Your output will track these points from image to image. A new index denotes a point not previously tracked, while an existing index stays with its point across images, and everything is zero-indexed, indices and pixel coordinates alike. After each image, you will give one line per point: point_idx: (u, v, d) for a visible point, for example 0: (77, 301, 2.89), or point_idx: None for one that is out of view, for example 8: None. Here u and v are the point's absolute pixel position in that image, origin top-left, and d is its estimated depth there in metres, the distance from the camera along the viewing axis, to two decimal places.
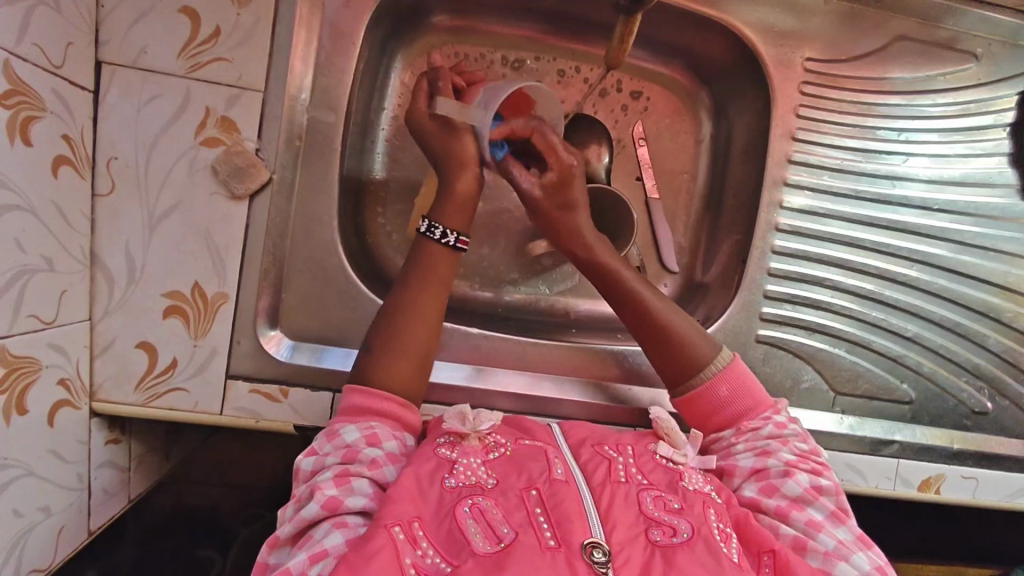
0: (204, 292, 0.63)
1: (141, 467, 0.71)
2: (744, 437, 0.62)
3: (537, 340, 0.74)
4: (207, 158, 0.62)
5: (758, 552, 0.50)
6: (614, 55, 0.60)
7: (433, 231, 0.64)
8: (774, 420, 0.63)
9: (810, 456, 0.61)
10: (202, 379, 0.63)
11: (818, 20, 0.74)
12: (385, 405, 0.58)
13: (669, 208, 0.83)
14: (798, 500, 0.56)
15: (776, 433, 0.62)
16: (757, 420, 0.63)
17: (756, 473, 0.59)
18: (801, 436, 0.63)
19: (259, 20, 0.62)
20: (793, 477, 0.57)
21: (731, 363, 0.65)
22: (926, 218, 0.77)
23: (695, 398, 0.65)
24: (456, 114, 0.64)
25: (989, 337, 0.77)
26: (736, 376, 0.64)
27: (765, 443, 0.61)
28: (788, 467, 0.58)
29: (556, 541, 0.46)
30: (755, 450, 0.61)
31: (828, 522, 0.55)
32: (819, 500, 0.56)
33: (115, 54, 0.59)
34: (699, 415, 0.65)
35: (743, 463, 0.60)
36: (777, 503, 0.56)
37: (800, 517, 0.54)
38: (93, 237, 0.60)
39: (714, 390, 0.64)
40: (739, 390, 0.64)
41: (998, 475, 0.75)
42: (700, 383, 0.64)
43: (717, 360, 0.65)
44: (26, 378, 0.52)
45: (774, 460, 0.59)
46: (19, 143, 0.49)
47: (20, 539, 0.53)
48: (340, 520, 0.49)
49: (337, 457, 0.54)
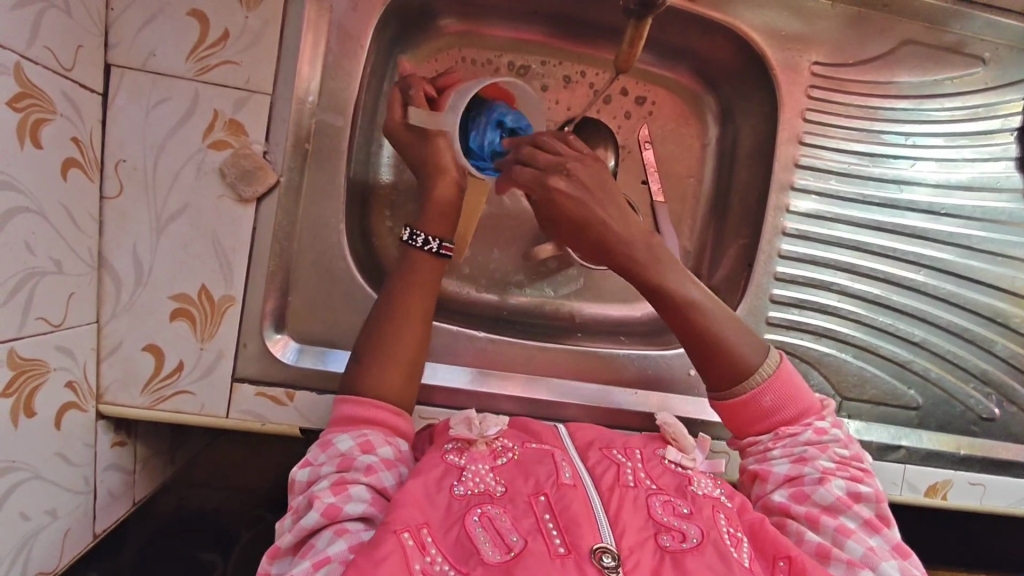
0: (210, 295, 0.63)
1: (146, 470, 0.71)
2: (784, 442, 0.61)
3: (543, 344, 0.74)
4: (214, 160, 0.62)
5: (772, 558, 0.50)
6: (624, 60, 0.59)
7: (415, 238, 0.65)
8: (815, 426, 0.62)
9: (849, 463, 0.60)
10: (208, 382, 0.63)
11: (825, 24, 0.74)
12: (379, 414, 0.58)
13: (675, 211, 0.83)
14: (831, 508, 0.56)
15: (815, 440, 0.61)
16: (794, 428, 0.61)
17: (790, 480, 0.59)
18: (841, 443, 0.61)
19: (267, 23, 0.62)
20: (826, 485, 0.57)
21: (777, 370, 0.62)
22: (933, 222, 0.77)
23: (737, 406, 0.62)
24: (427, 122, 0.64)
25: (996, 342, 0.77)
26: (782, 385, 0.62)
27: (803, 449, 0.60)
28: (824, 475, 0.58)
29: (565, 547, 0.46)
30: (791, 456, 0.60)
31: (861, 531, 0.54)
32: (852, 508, 0.55)
33: (124, 56, 0.59)
34: (740, 421, 0.63)
35: (778, 468, 0.60)
36: (808, 509, 0.56)
37: (829, 524, 0.54)
38: (101, 240, 0.60)
39: (757, 398, 0.61)
40: (784, 398, 0.62)
41: (1005, 481, 0.75)
42: (746, 392, 0.62)
43: (763, 368, 0.62)
44: (34, 381, 0.52)
45: (810, 467, 0.59)
46: (29, 145, 0.49)
47: (27, 542, 0.53)
48: (340, 527, 0.49)
49: (332, 466, 0.54)
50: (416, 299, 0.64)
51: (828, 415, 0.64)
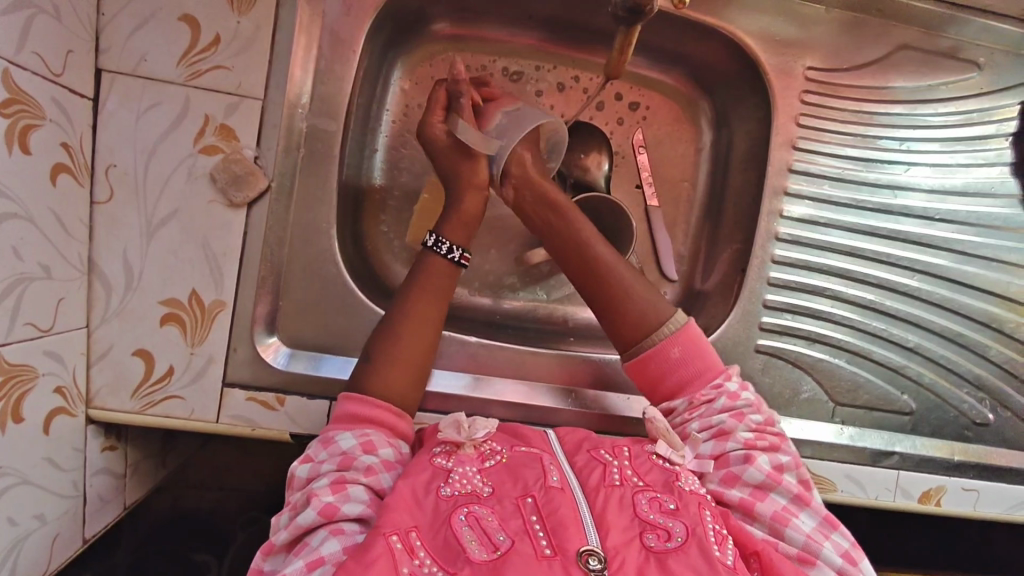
0: (201, 300, 0.63)
1: (137, 473, 0.71)
2: (699, 412, 0.62)
3: (535, 348, 0.74)
4: (205, 165, 0.62)
5: (744, 554, 0.51)
6: (614, 66, 0.59)
7: (438, 245, 0.66)
8: (727, 391, 0.63)
9: (764, 429, 0.60)
10: (198, 387, 0.63)
11: (820, 29, 0.74)
12: (374, 412, 0.58)
13: (669, 215, 0.83)
14: (761, 488, 0.56)
15: (730, 406, 0.62)
16: (708, 392, 0.63)
17: (716, 459, 0.59)
18: (754, 408, 0.62)
19: (259, 28, 0.62)
20: (754, 463, 0.56)
21: (684, 326, 0.65)
22: (927, 227, 0.76)
23: (647, 359, 0.65)
24: (475, 142, 0.67)
25: (990, 347, 0.77)
26: (688, 338, 0.65)
27: (720, 420, 0.60)
28: (747, 451, 0.58)
29: (551, 549, 0.46)
30: (711, 430, 0.60)
31: (792, 507, 0.55)
32: (782, 484, 0.56)
33: (115, 61, 0.59)
34: (650, 377, 0.65)
35: (703, 449, 0.60)
36: (741, 494, 0.56)
37: (766, 511, 0.54)
38: (91, 244, 0.60)
39: (664, 351, 0.64)
40: (691, 354, 0.65)
41: (999, 487, 0.75)
42: (653, 344, 0.65)
43: (670, 322, 0.65)
44: (22, 386, 0.52)
45: (733, 443, 0.58)
46: (17, 151, 0.49)
47: (15, 547, 0.53)
48: (337, 527, 0.49)
49: (331, 464, 0.54)
50: (415, 302, 0.64)
51: (735, 376, 0.66)
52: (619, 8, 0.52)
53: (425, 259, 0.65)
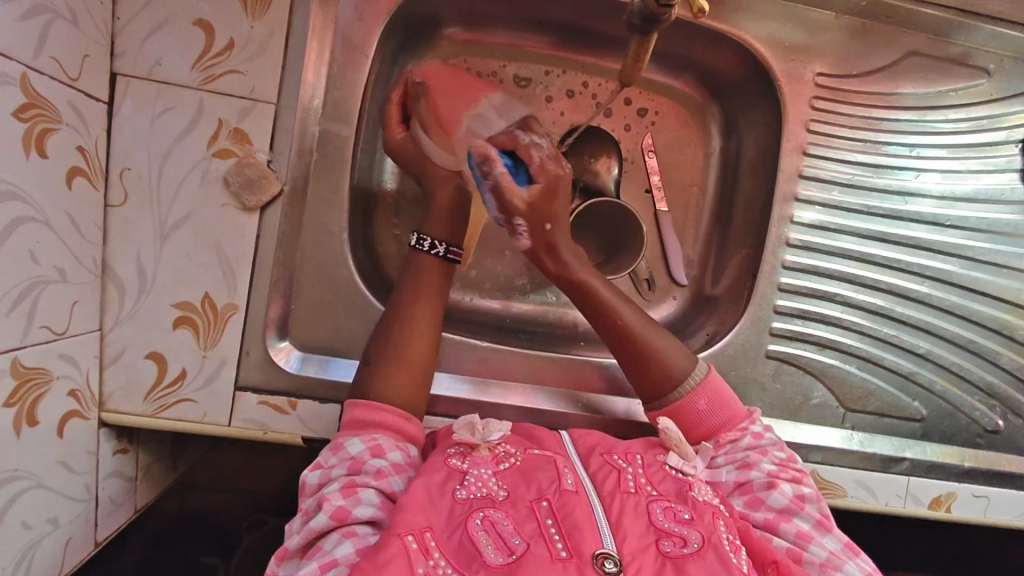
0: (214, 303, 0.63)
1: (147, 476, 0.71)
2: (725, 449, 0.62)
3: (546, 353, 0.74)
4: (219, 169, 0.62)
5: (762, 563, 0.51)
6: (628, 75, 0.59)
7: (421, 243, 0.67)
8: (752, 432, 0.63)
9: (788, 464, 0.61)
10: (211, 390, 0.63)
11: (830, 35, 0.74)
12: (390, 419, 0.58)
13: (678, 220, 0.83)
14: (785, 512, 0.56)
15: (754, 444, 0.62)
16: (734, 433, 0.63)
17: (739, 486, 0.59)
18: (778, 446, 0.62)
19: (272, 33, 0.62)
20: (778, 489, 0.57)
21: (706, 378, 0.65)
22: (938, 233, 0.77)
23: (673, 412, 0.65)
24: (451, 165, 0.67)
25: (1000, 354, 0.77)
26: (712, 389, 0.64)
27: (744, 454, 0.61)
28: (770, 479, 0.58)
29: (567, 552, 0.46)
30: (735, 463, 0.61)
31: (815, 532, 0.55)
32: (805, 509, 0.56)
33: (130, 66, 0.60)
34: (678, 430, 0.65)
35: (726, 477, 0.60)
36: (766, 516, 0.56)
37: (789, 530, 0.54)
38: (105, 248, 0.60)
39: (692, 404, 0.64)
40: (717, 403, 0.64)
41: (1010, 493, 0.75)
42: (680, 398, 0.64)
43: (692, 375, 0.65)
44: (38, 389, 0.52)
45: (756, 472, 0.59)
46: (34, 154, 0.50)
47: (29, 551, 0.53)
48: (348, 530, 0.49)
49: (342, 469, 0.54)
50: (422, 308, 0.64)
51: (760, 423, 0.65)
52: (634, 17, 0.52)
53: (428, 262, 0.66)
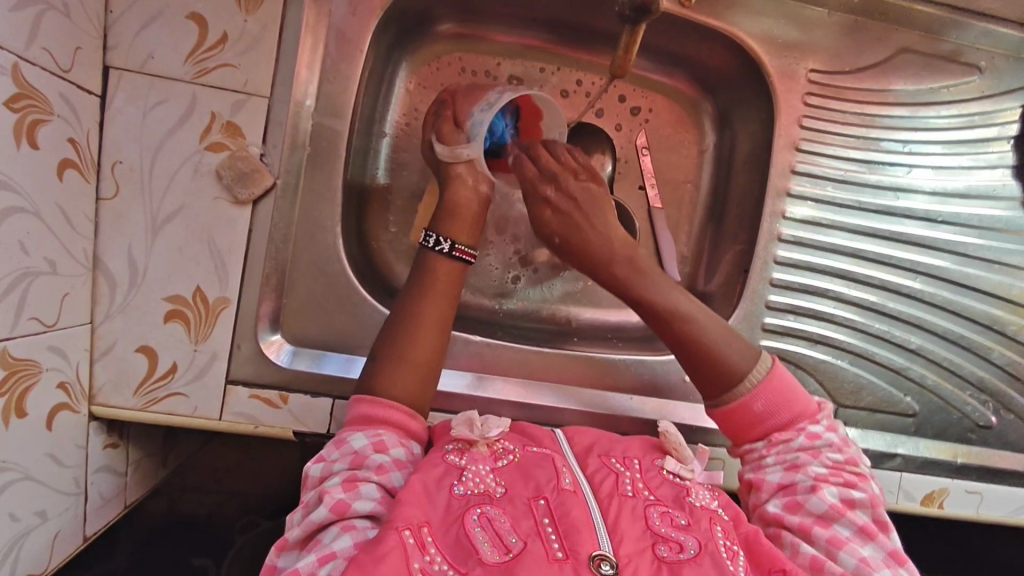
0: (205, 297, 0.63)
1: (138, 471, 0.71)
2: (777, 449, 0.60)
3: (540, 348, 0.74)
4: (211, 162, 0.62)
5: (769, 569, 0.50)
6: (620, 65, 0.59)
7: (427, 240, 0.66)
8: (809, 431, 0.61)
9: (843, 468, 0.60)
10: (202, 384, 0.63)
11: (821, 32, 0.74)
12: (395, 416, 0.58)
13: (672, 217, 0.83)
14: (824, 517, 0.56)
15: (809, 444, 0.60)
16: (790, 433, 0.61)
17: (783, 488, 0.59)
18: (835, 447, 0.61)
19: (265, 27, 0.62)
20: (820, 493, 0.56)
21: (768, 376, 0.62)
22: (929, 229, 0.77)
23: (731, 410, 0.62)
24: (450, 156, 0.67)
25: (993, 350, 0.77)
26: (774, 389, 0.61)
27: (796, 455, 0.60)
28: (816, 482, 0.58)
29: (563, 552, 0.46)
30: (784, 463, 0.60)
31: (855, 539, 0.54)
32: (846, 516, 0.55)
33: (122, 58, 0.60)
34: (734, 428, 0.62)
35: (772, 477, 0.60)
36: (802, 519, 0.56)
37: (823, 535, 0.54)
38: (96, 241, 0.60)
39: (750, 404, 0.61)
40: (777, 404, 0.61)
41: (1001, 489, 0.75)
42: (737, 396, 0.61)
43: (754, 372, 0.61)
44: (26, 381, 0.52)
45: (802, 475, 0.58)
46: (25, 146, 0.50)
47: (16, 543, 0.53)
48: (348, 523, 0.50)
49: (344, 463, 0.54)
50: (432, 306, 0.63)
51: (823, 419, 0.63)
52: (626, 7, 0.52)
53: (424, 254, 0.66)
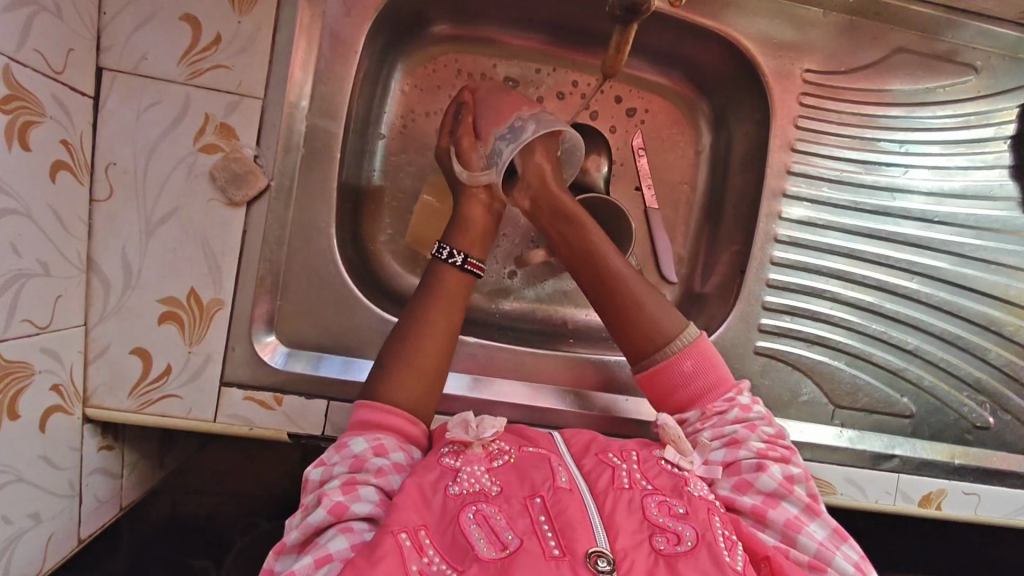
0: (199, 298, 0.62)
1: (133, 473, 0.71)
2: (710, 423, 0.62)
3: (536, 349, 0.74)
4: (205, 164, 0.62)
5: (756, 559, 0.50)
6: (611, 64, 0.59)
7: (442, 252, 0.67)
8: (740, 403, 0.63)
9: (777, 440, 0.60)
10: (196, 386, 0.63)
11: (817, 32, 0.74)
12: (397, 421, 0.58)
13: (668, 218, 0.83)
14: (772, 496, 0.55)
15: (742, 418, 0.61)
16: (719, 404, 0.63)
17: (727, 467, 0.59)
18: (767, 420, 0.62)
19: (259, 28, 0.62)
20: (767, 471, 0.56)
21: (697, 339, 0.65)
22: (926, 230, 0.77)
23: (655, 372, 0.65)
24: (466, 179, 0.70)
25: (990, 350, 0.77)
26: (700, 352, 0.65)
27: (732, 430, 0.60)
28: (760, 460, 0.57)
29: (560, 550, 0.46)
30: (723, 440, 0.60)
31: (804, 516, 0.55)
32: (793, 492, 0.55)
33: (116, 60, 0.60)
34: (661, 390, 0.65)
35: (715, 457, 0.59)
36: (753, 500, 0.56)
37: (778, 518, 0.54)
38: (90, 242, 0.60)
39: (677, 363, 0.64)
40: (704, 365, 0.64)
41: (999, 490, 0.74)
42: (667, 355, 0.64)
43: (683, 334, 0.65)
44: (18, 383, 0.52)
45: (745, 451, 0.58)
46: (16, 147, 0.49)
47: (8, 546, 0.53)
48: (345, 525, 0.49)
49: (343, 466, 0.54)
50: (439, 311, 0.64)
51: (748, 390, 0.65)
52: (615, 7, 0.52)
53: (436, 265, 0.67)
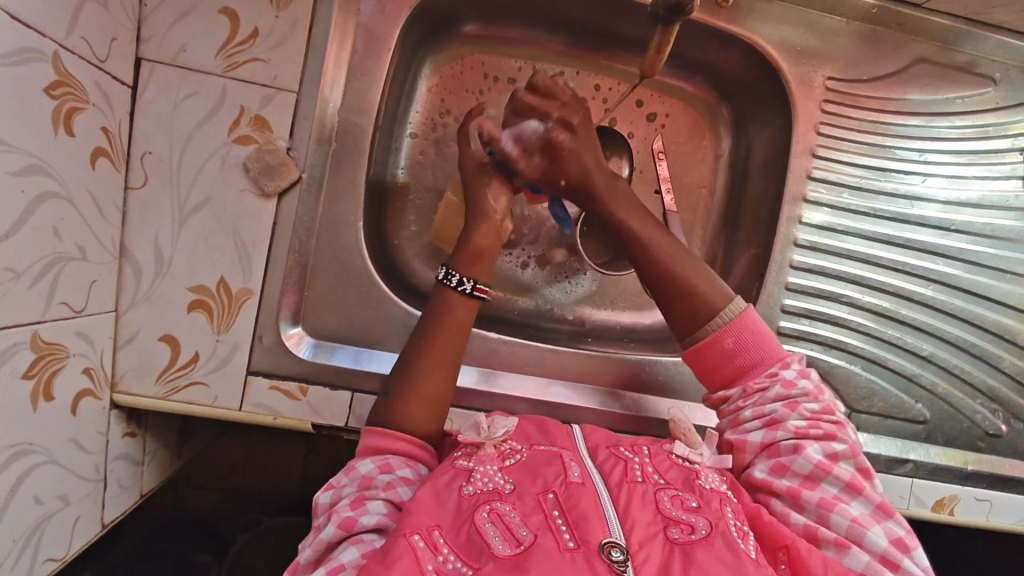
0: (229, 288, 0.63)
1: (154, 460, 0.71)
2: (753, 400, 0.61)
3: (557, 347, 0.74)
4: (239, 155, 0.62)
5: (773, 547, 0.51)
6: (649, 65, 0.61)
7: (450, 277, 0.64)
8: (782, 378, 0.62)
9: (821, 417, 0.60)
10: (223, 374, 0.63)
11: (840, 40, 0.76)
12: (401, 446, 0.58)
13: (687, 221, 0.84)
14: (810, 477, 0.56)
15: (785, 394, 0.61)
16: (761, 378, 0.62)
17: (767, 448, 0.59)
18: (811, 396, 0.61)
19: (296, 23, 0.63)
20: (802, 453, 0.57)
21: (740, 314, 0.64)
22: (943, 238, 0.78)
23: (703, 347, 0.64)
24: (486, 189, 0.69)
25: (1004, 358, 0.77)
26: (742, 327, 0.64)
27: (773, 409, 0.60)
28: (798, 441, 0.58)
29: (574, 542, 0.46)
30: (763, 419, 0.60)
31: (844, 496, 0.55)
32: (831, 474, 0.56)
33: (154, 51, 0.60)
34: (707, 365, 0.64)
35: (754, 438, 0.60)
36: (790, 483, 0.57)
37: (812, 499, 0.55)
38: (124, 229, 0.61)
39: (720, 340, 0.63)
40: (746, 341, 0.63)
41: (1012, 497, 0.75)
42: (709, 332, 0.64)
43: (727, 308, 0.64)
44: (55, 365, 0.53)
45: (783, 432, 0.58)
46: (62, 132, 0.50)
47: (39, 527, 0.53)
48: (356, 538, 0.50)
49: (353, 487, 0.55)
50: (447, 333, 0.62)
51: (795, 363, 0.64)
52: (658, 8, 0.54)
53: (442, 291, 0.64)
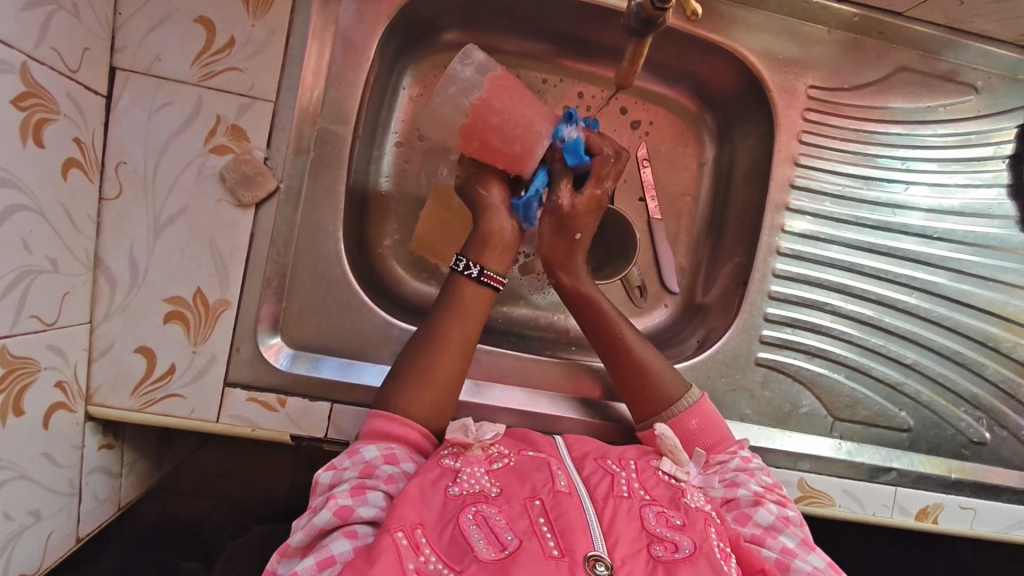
0: (205, 299, 0.63)
1: (132, 473, 0.71)
2: (713, 469, 0.62)
3: (536, 357, 0.75)
4: (215, 165, 0.62)
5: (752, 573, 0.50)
6: (623, 75, 0.60)
7: (458, 264, 0.67)
8: (740, 455, 0.64)
9: (774, 489, 0.61)
10: (200, 386, 0.63)
11: (822, 49, 0.76)
12: (411, 434, 0.59)
13: (671, 228, 0.84)
14: (770, 529, 0.56)
15: (742, 466, 0.62)
16: (723, 454, 0.64)
17: (727, 503, 0.59)
18: (764, 471, 0.63)
19: (272, 33, 0.63)
20: (765, 506, 0.57)
21: (700, 400, 0.66)
22: (926, 246, 0.78)
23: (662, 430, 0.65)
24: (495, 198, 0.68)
25: (988, 366, 0.78)
26: (704, 411, 0.66)
27: (733, 474, 0.61)
28: (757, 497, 0.58)
29: (560, 550, 0.46)
30: (725, 481, 0.61)
31: (800, 550, 0.54)
32: (789, 527, 0.56)
33: (129, 61, 0.60)
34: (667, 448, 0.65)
35: (713, 492, 0.60)
36: (752, 531, 0.56)
37: (775, 545, 0.54)
38: (98, 240, 0.60)
39: (683, 422, 0.65)
40: (708, 423, 0.65)
41: (996, 505, 0.75)
42: (672, 415, 0.65)
43: (687, 394, 0.66)
44: (24, 380, 0.52)
45: (743, 490, 0.59)
46: (31, 143, 0.50)
47: (8, 543, 0.53)
48: (350, 528, 0.50)
49: (354, 471, 0.55)
50: (460, 326, 0.64)
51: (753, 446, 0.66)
52: (632, 20, 0.53)
53: (454, 279, 0.66)
